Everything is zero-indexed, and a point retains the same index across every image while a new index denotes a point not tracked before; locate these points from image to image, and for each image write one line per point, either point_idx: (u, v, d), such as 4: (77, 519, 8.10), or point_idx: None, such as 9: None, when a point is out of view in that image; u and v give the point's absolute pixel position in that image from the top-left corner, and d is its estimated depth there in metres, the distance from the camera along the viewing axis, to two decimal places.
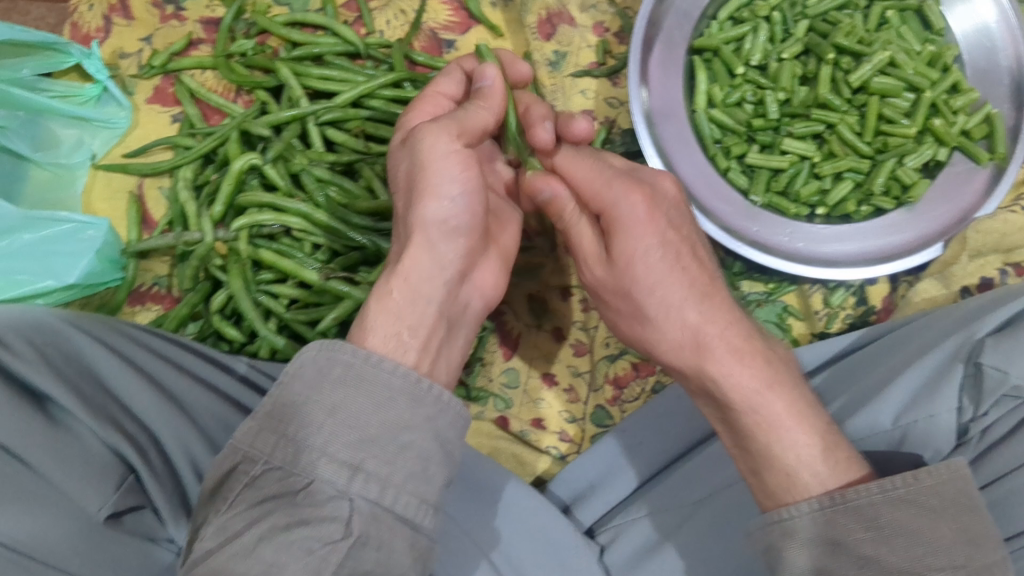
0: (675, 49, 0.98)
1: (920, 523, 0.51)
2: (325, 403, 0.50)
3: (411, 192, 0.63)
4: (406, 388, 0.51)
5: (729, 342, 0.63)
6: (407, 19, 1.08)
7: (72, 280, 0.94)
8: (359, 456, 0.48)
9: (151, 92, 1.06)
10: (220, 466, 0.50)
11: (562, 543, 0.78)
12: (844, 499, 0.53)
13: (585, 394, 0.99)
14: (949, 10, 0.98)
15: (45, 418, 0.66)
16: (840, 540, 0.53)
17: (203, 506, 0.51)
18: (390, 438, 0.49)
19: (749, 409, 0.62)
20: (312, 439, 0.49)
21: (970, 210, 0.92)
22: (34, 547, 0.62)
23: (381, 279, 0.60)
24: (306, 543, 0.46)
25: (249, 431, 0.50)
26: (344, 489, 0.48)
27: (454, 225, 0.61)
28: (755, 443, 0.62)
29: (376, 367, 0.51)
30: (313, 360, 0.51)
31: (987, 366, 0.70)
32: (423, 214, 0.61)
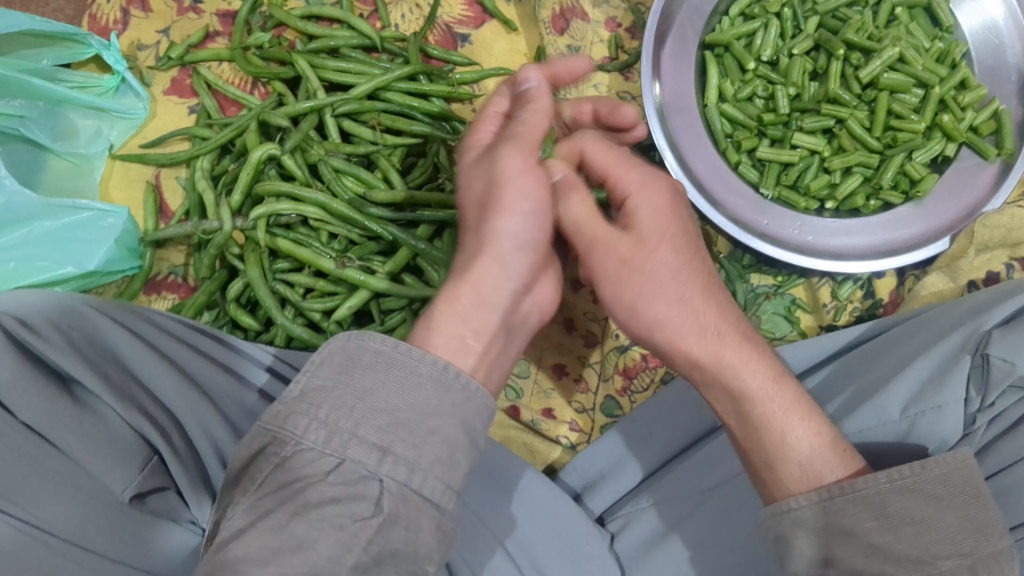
0: (686, 45, 1.00)
1: (925, 511, 0.53)
2: (355, 387, 0.50)
3: (478, 208, 0.63)
4: (432, 374, 0.52)
5: (729, 355, 0.63)
6: (422, 14, 1.10)
7: (92, 267, 0.95)
8: (388, 439, 0.49)
9: (169, 83, 1.08)
10: (249, 448, 0.51)
11: (574, 530, 0.79)
12: (852, 488, 0.54)
13: (595, 383, 1.00)
14: (958, 7, 0.99)
15: (71, 400, 0.66)
16: (852, 527, 0.54)
17: (232, 490, 0.52)
18: (418, 423, 0.50)
19: (751, 405, 0.63)
20: (341, 421, 0.49)
21: (979, 203, 0.94)
22: (60, 526, 0.63)
23: (459, 289, 0.59)
24: (336, 519, 0.47)
25: (278, 414, 0.51)
26: (374, 469, 0.48)
27: (521, 250, 0.61)
28: (747, 440, 0.64)
29: (404, 354, 0.52)
30: (344, 348, 0.52)
31: (994, 358, 0.71)
32: (491, 231, 0.61)
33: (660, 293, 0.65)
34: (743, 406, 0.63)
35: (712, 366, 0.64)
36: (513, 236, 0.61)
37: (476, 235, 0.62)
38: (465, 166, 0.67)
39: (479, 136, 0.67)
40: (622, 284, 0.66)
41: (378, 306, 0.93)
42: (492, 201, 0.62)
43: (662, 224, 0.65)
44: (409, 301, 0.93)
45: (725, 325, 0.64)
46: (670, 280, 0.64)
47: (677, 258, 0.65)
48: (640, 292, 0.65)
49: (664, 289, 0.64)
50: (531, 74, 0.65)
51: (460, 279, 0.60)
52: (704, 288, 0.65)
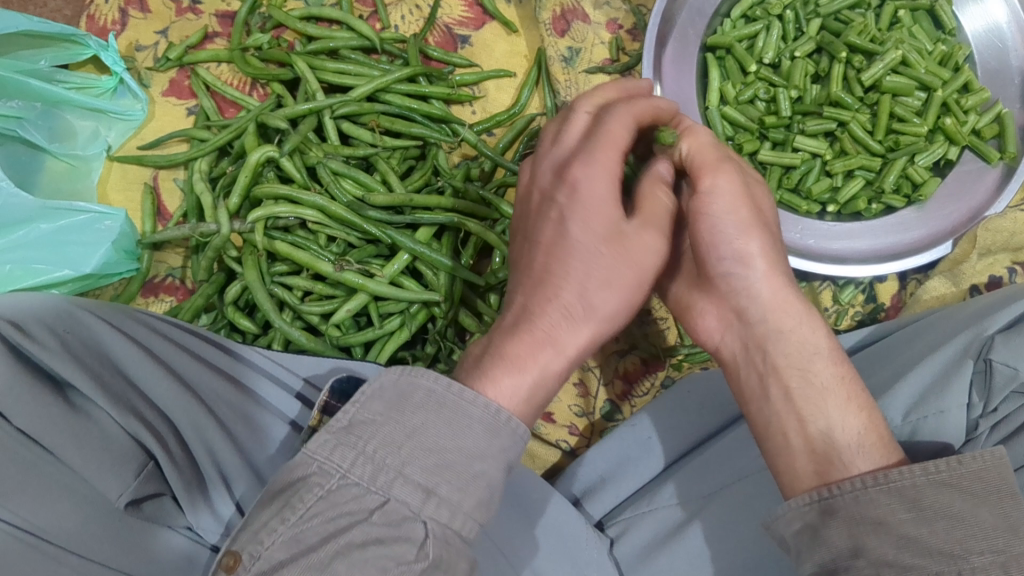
0: (688, 45, 0.99)
1: (961, 508, 0.48)
2: (406, 425, 0.47)
3: (575, 254, 0.57)
4: (484, 419, 0.49)
5: (796, 313, 0.62)
6: (421, 15, 1.09)
7: (89, 269, 0.95)
8: (433, 480, 0.46)
9: (167, 84, 1.07)
10: (291, 473, 0.46)
11: (575, 537, 0.78)
12: (886, 479, 0.51)
13: (595, 388, 0.99)
14: (961, 10, 0.98)
15: (66, 404, 0.66)
16: (884, 518, 0.50)
17: (256, 509, 0.46)
18: (463, 465, 0.47)
19: (819, 364, 0.60)
20: (389, 459, 0.46)
21: (980, 208, 0.92)
22: (51, 532, 0.62)
23: (551, 358, 0.55)
24: (380, 561, 0.44)
25: (325, 444, 0.46)
26: (417, 510, 0.45)
27: (619, 309, 0.59)
28: (805, 403, 0.59)
29: (465, 400, 0.49)
30: (395, 383, 0.49)
31: (997, 362, 0.71)
32: (598, 276, 0.57)
33: (750, 232, 0.62)
34: (809, 363, 0.60)
35: (789, 319, 0.62)
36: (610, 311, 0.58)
37: (561, 274, 0.57)
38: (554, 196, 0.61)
39: (597, 165, 0.59)
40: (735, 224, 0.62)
41: (377, 310, 0.93)
42: (590, 250, 0.57)
43: (763, 194, 0.65)
44: (409, 306, 0.93)
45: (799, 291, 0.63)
46: (764, 229, 0.62)
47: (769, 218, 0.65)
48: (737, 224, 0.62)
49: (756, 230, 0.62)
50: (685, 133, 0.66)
51: (537, 324, 0.56)
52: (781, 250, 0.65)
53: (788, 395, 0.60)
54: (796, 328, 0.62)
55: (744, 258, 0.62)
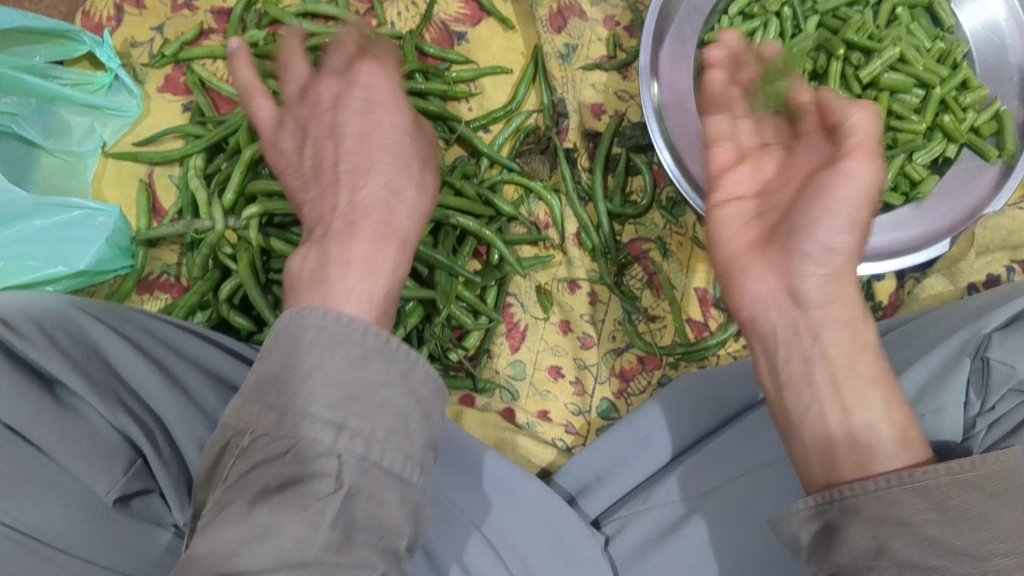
0: (685, 42, 0.98)
1: (985, 508, 0.48)
2: (302, 368, 0.52)
3: (366, 176, 0.66)
4: (377, 346, 0.54)
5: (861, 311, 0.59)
6: (418, 11, 1.09)
7: (82, 266, 0.94)
8: (341, 414, 0.50)
9: (162, 81, 1.07)
10: (216, 443, 0.53)
11: (565, 534, 0.77)
12: (912, 478, 0.49)
13: (591, 386, 0.99)
14: (959, 7, 0.97)
15: (55, 402, 0.66)
16: (908, 518, 0.49)
17: (203, 488, 0.53)
18: (368, 396, 0.52)
19: (871, 357, 0.58)
20: (293, 404, 0.51)
21: (979, 206, 0.92)
22: (41, 529, 0.62)
23: (386, 252, 0.62)
24: (299, 500, 0.48)
25: (237, 406, 0.53)
26: (330, 446, 0.50)
27: (397, 193, 0.66)
28: (851, 393, 0.56)
29: (347, 327, 0.54)
30: (287, 329, 0.54)
31: (995, 361, 0.71)
32: (392, 196, 0.65)
33: (855, 231, 0.59)
34: (861, 354, 0.57)
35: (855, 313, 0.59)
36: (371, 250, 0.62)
37: (378, 203, 0.64)
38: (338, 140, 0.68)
39: (386, 121, 0.69)
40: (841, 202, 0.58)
41: None
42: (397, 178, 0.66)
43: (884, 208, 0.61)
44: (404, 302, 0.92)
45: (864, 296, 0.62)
46: (867, 224, 0.60)
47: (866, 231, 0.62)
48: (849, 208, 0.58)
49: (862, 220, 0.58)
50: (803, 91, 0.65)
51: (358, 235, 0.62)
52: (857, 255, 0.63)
53: (834, 380, 0.57)
54: (857, 323, 0.59)
55: (833, 247, 0.59)
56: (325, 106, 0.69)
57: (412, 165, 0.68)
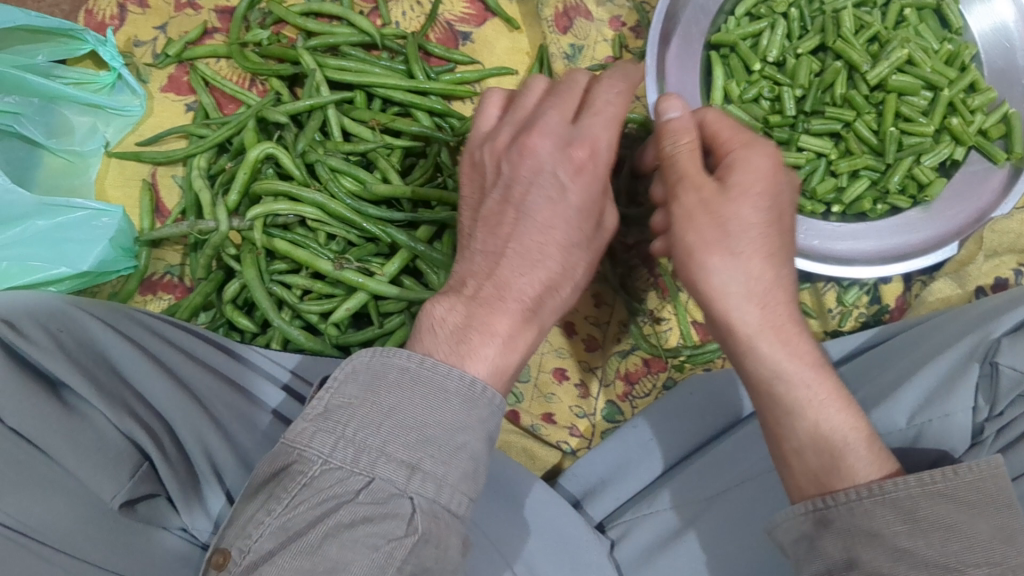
0: (692, 44, 0.97)
1: (958, 519, 0.48)
2: (382, 405, 0.48)
3: (543, 232, 0.59)
4: (461, 390, 0.50)
5: (769, 330, 0.59)
6: (422, 11, 1.08)
7: (85, 268, 0.93)
8: (417, 455, 0.47)
9: (166, 80, 1.06)
10: (270, 464, 0.48)
11: (575, 539, 0.78)
12: (880, 491, 0.50)
13: (596, 389, 0.99)
14: (967, 9, 0.97)
15: (59, 404, 0.65)
16: (879, 530, 0.50)
17: (244, 506, 0.48)
18: (446, 439, 0.49)
19: (791, 386, 0.58)
20: (371, 439, 0.47)
21: (987, 210, 0.91)
22: (49, 534, 0.61)
23: (533, 332, 0.58)
24: (370, 539, 0.45)
25: (303, 431, 0.48)
26: (403, 487, 0.47)
27: (571, 257, 0.60)
28: (780, 424, 0.59)
29: (433, 370, 0.50)
30: (368, 364, 0.50)
31: (1004, 365, 0.70)
32: (560, 251, 0.59)
33: (709, 249, 0.60)
34: (776, 385, 0.59)
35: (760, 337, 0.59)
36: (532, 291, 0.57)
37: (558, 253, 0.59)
38: (545, 177, 0.60)
39: (580, 162, 0.60)
40: (699, 234, 0.60)
41: (376, 308, 0.92)
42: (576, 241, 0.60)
43: (737, 207, 0.59)
44: (408, 304, 0.91)
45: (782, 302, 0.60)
46: (739, 235, 0.59)
47: (755, 222, 0.60)
48: (701, 242, 0.60)
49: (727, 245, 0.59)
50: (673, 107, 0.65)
51: (512, 289, 0.56)
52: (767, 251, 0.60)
53: (764, 411, 0.61)
54: (761, 347, 0.59)
55: (701, 280, 0.61)
56: (504, 145, 0.63)
57: (581, 246, 0.61)
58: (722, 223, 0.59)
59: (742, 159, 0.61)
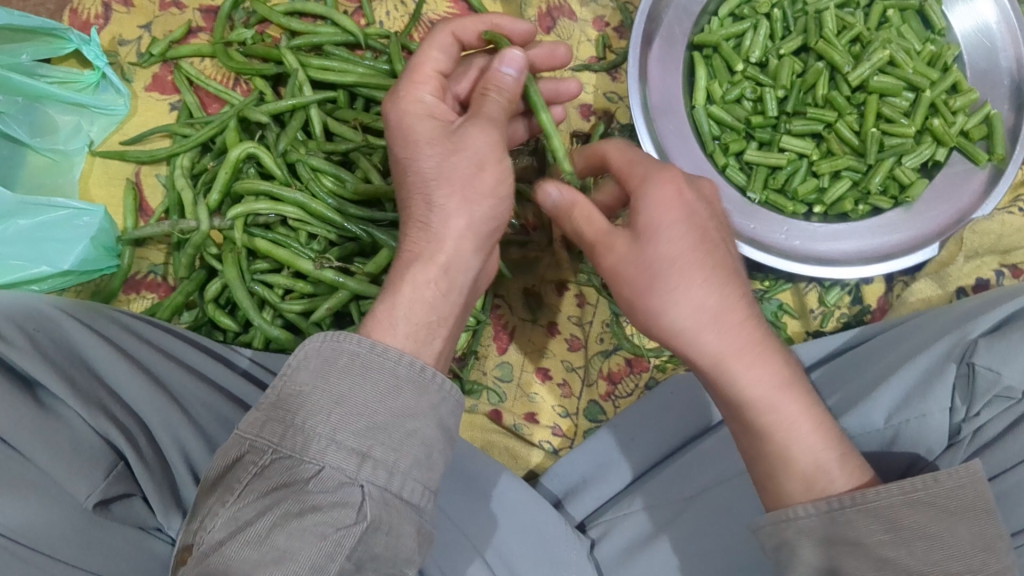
0: (675, 45, 0.97)
1: (938, 527, 0.53)
2: (332, 392, 0.49)
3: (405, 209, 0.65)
4: (411, 376, 0.52)
5: (739, 362, 0.60)
6: (407, 11, 1.09)
7: (67, 266, 0.94)
8: (367, 443, 0.49)
9: (150, 79, 1.06)
10: (224, 457, 0.50)
11: (552, 540, 0.77)
12: (864, 499, 0.54)
13: (579, 388, 0.99)
14: (950, 9, 0.97)
15: (35, 405, 0.65)
16: (861, 539, 0.54)
17: (203, 499, 0.50)
18: (397, 425, 0.50)
19: (758, 415, 0.61)
20: (320, 427, 0.48)
21: (967, 210, 0.92)
22: (24, 533, 0.62)
23: (419, 268, 0.61)
24: (319, 527, 0.46)
25: (255, 422, 0.50)
26: (354, 475, 0.48)
27: (437, 217, 0.62)
28: (754, 446, 0.62)
29: (381, 355, 0.51)
30: (318, 349, 0.51)
31: (980, 366, 0.70)
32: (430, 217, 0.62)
33: (657, 282, 0.59)
34: (746, 413, 0.61)
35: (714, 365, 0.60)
36: (427, 264, 0.62)
37: (423, 199, 0.63)
38: (394, 134, 0.65)
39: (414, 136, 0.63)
40: (635, 284, 0.60)
41: (358, 308, 0.91)
42: (433, 172, 0.62)
43: (656, 238, 0.59)
44: None
45: (744, 329, 0.60)
46: (662, 269, 0.59)
47: (682, 245, 0.59)
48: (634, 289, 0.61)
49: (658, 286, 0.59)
50: (511, 59, 0.66)
51: (408, 263, 0.62)
52: (703, 278, 0.58)
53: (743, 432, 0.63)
54: (734, 376, 0.60)
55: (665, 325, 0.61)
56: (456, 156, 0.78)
57: (460, 208, 0.62)
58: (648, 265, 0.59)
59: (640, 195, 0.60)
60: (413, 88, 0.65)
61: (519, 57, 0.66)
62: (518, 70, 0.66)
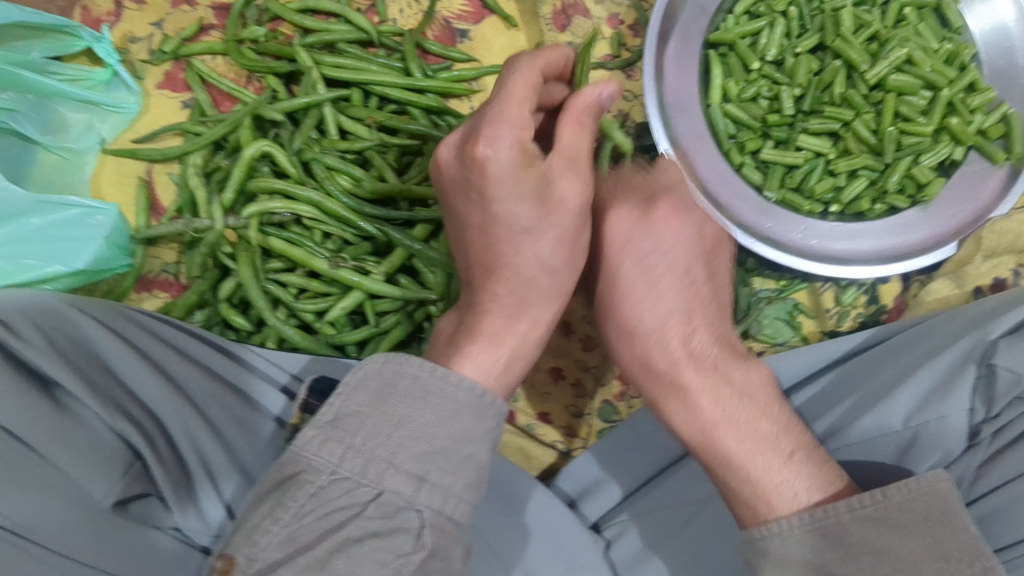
0: (691, 42, 0.97)
1: (887, 542, 0.52)
2: (391, 415, 0.49)
3: (477, 236, 0.60)
4: (471, 402, 0.52)
5: (687, 378, 0.63)
6: (420, 8, 1.08)
7: (80, 265, 0.94)
8: (425, 468, 0.49)
9: (162, 77, 1.06)
10: (280, 471, 0.49)
11: (569, 541, 0.77)
12: (827, 515, 0.54)
13: (593, 388, 0.98)
14: (968, 8, 0.97)
15: (52, 404, 0.65)
16: (811, 557, 0.53)
17: (250, 510, 0.49)
18: (454, 450, 0.50)
19: (717, 434, 0.62)
20: (379, 451, 0.48)
21: (985, 209, 0.91)
22: (38, 531, 0.61)
23: (505, 318, 0.59)
24: (378, 554, 0.46)
25: (312, 440, 0.48)
26: (411, 499, 0.48)
27: (535, 263, 0.59)
28: (721, 470, 0.62)
29: (442, 379, 0.51)
30: (378, 371, 0.51)
31: (1000, 367, 0.70)
32: (516, 252, 0.59)
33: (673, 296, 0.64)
34: (705, 433, 0.63)
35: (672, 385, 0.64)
36: (530, 305, 0.60)
37: (510, 251, 0.59)
38: (474, 182, 0.57)
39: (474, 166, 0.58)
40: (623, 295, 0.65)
41: (373, 308, 0.91)
42: (531, 230, 0.58)
43: (670, 270, 0.65)
44: (406, 304, 0.91)
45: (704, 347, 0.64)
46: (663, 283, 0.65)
47: (682, 279, 0.65)
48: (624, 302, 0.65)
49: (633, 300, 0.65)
50: (605, 90, 0.61)
51: (500, 297, 0.59)
52: (683, 306, 0.65)
53: (714, 455, 0.62)
54: (684, 390, 0.63)
55: (639, 333, 0.65)
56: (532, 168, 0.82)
57: (545, 248, 0.59)
58: (652, 275, 0.65)
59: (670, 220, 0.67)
60: (509, 132, 0.55)
61: (615, 89, 0.61)
62: (612, 99, 0.61)
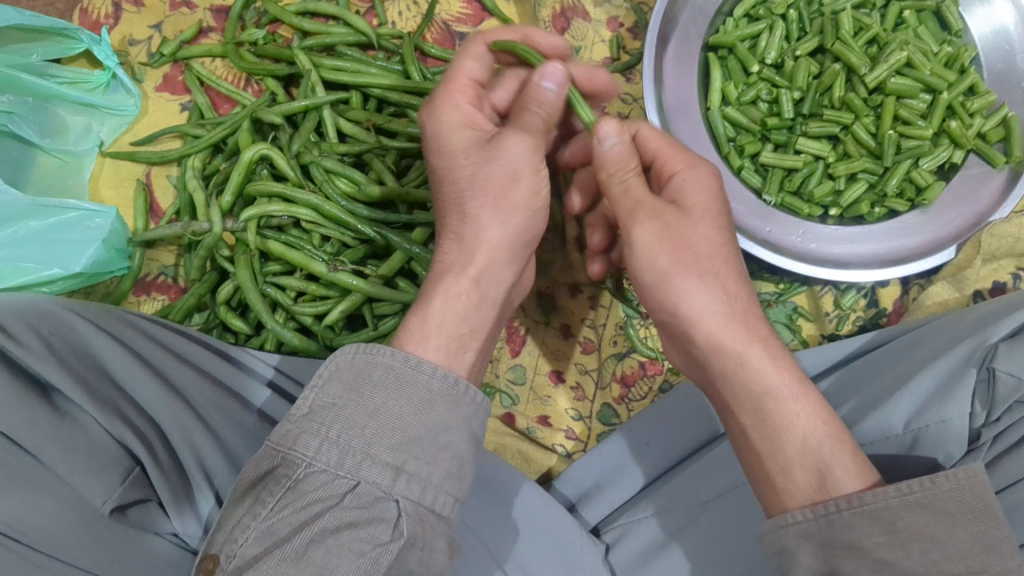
0: (688, 45, 0.97)
1: (936, 528, 0.49)
2: (366, 406, 0.50)
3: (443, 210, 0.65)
4: (444, 390, 0.53)
5: (739, 343, 0.62)
6: (419, 11, 1.08)
7: (79, 268, 0.93)
8: (402, 458, 0.49)
9: (161, 80, 1.06)
10: (257, 467, 0.49)
11: (569, 545, 0.76)
12: (860, 503, 0.51)
13: (592, 392, 0.98)
14: (968, 11, 0.97)
15: (49, 408, 0.65)
16: (858, 541, 0.51)
17: (230, 510, 0.49)
18: (431, 440, 0.51)
19: (770, 402, 0.60)
20: (355, 442, 0.49)
21: (984, 213, 0.91)
22: (38, 538, 0.61)
23: (451, 280, 0.61)
24: (357, 544, 0.46)
25: (288, 433, 0.50)
26: (389, 490, 0.49)
27: (482, 228, 0.62)
28: (763, 444, 0.61)
29: (415, 369, 0.53)
30: (350, 363, 0.52)
31: (1001, 372, 0.69)
32: (467, 223, 0.62)
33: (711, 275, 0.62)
34: (760, 403, 0.61)
35: (729, 352, 0.62)
36: (472, 269, 0.61)
37: (465, 227, 0.62)
38: (432, 147, 0.65)
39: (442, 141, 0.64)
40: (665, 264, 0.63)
41: (370, 311, 0.91)
42: (470, 188, 0.62)
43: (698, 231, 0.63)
44: (403, 306, 0.91)
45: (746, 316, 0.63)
46: (705, 255, 0.63)
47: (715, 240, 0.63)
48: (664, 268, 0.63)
49: (696, 268, 0.62)
50: (551, 74, 0.62)
51: (449, 267, 0.62)
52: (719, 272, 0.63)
53: (757, 426, 0.61)
54: (739, 361, 0.62)
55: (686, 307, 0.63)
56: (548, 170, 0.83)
57: (489, 213, 0.62)
58: (688, 245, 0.63)
59: (687, 180, 0.65)
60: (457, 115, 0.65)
61: (560, 70, 0.62)
62: (563, 84, 0.62)
